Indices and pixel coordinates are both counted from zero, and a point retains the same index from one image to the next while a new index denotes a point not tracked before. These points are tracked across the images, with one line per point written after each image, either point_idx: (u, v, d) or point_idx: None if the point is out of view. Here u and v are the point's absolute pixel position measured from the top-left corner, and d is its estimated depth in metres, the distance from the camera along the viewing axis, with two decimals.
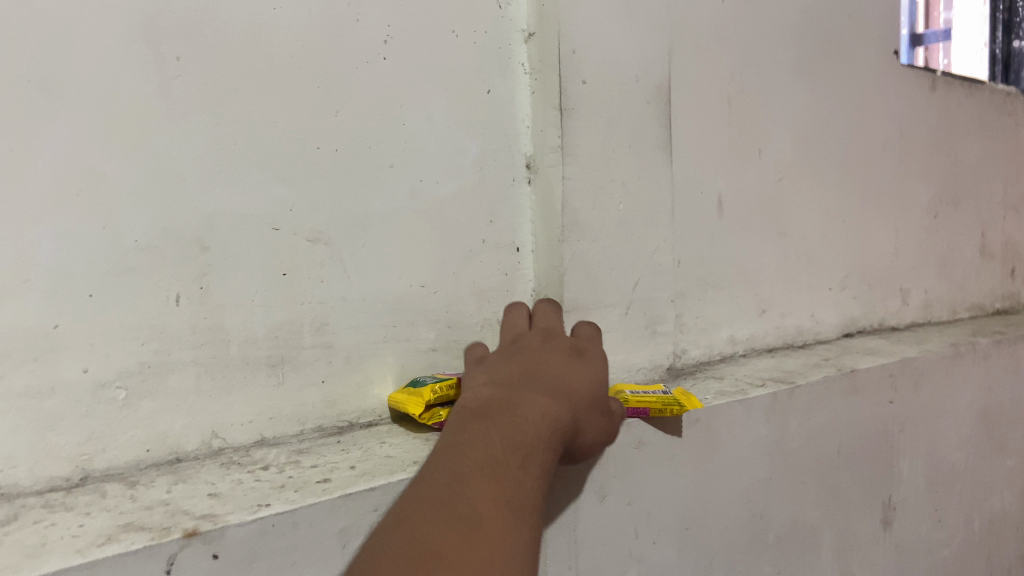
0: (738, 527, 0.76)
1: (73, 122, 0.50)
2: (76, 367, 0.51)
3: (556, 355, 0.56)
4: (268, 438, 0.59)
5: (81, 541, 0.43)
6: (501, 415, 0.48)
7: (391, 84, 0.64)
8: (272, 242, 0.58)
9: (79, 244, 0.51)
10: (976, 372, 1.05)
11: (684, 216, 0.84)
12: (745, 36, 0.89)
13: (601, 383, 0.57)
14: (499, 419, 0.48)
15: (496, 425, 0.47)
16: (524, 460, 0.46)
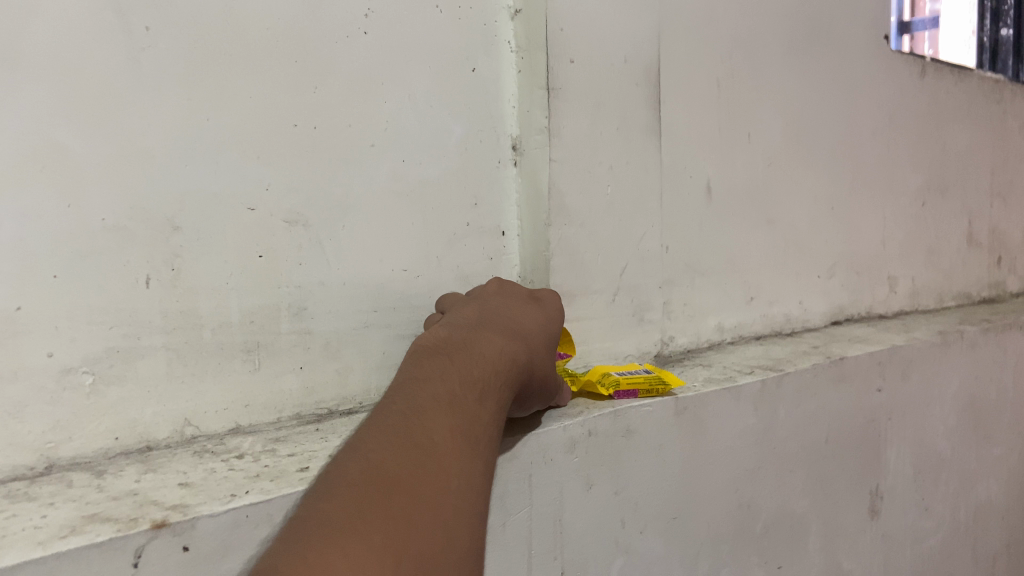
0: (726, 517, 0.75)
1: (35, 95, 0.48)
2: (41, 352, 0.49)
3: (512, 309, 0.58)
4: (243, 426, 0.57)
5: (42, 533, 0.41)
6: (459, 353, 0.49)
7: (372, 61, 0.62)
8: (248, 224, 0.56)
9: (43, 223, 0.49)
10: (963, 361, 1.05)
11: (672, 201, 0.83)
12: (736, 18, 0.87)
13: (553, 337, 0.59)
14: (457, 356, 0.49)
15: (454, 361, 0.48)
16: (481, 395, 0.47)
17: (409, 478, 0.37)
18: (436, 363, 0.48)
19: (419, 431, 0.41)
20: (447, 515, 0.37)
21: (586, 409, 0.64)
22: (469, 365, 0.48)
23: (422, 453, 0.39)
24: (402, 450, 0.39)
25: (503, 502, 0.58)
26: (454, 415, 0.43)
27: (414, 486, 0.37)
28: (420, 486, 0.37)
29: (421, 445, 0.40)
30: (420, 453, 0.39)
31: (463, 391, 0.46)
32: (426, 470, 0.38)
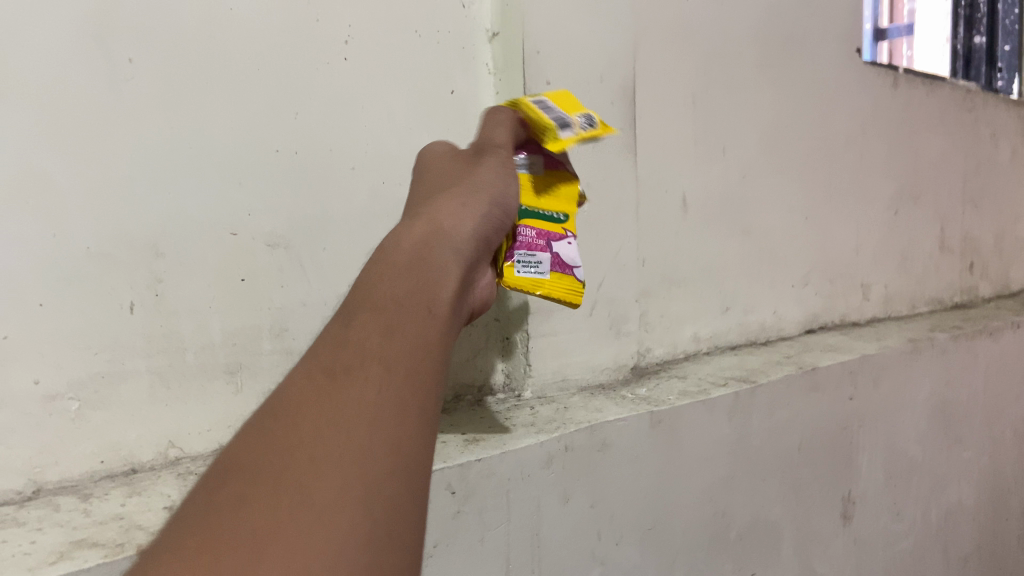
0: (701, 525, 0.77)
1: (20, 129, 0.49)
2: (26, 379, 0.50)
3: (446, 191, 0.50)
4: (227, 447, 0.58)
5: (31, 559, 0.42)
6: (405, 270, 0.42)
7: (351, 84, 0.63)
8: (229, 248, 0.57)
9: (28, 252, 0.50)
10: (934, 367, 1.07)
11: (647, 214, 0.84)
12: (711, 34, 0.89)
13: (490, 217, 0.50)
14: (399, 273, 0.42)
15: (392, 281, 0.41)
16: (431, 319, 0.41)
17: (331, 454, 0.32)
18: (376, 286, 0.41)
19: (346, 392, 0.35)
20: (390, 482, 0.33)
21: (563, 424, 0.66)
22: (413, 286, 0.41)
23: (346, 415, 0.34)
24: (326, 423, 0.34)
25: (482, 517, 0.59)
26: (397, 355, 0.37)
27: (341, 459, 0.32)
28: (344, 459, 0.32)
29: (351, 407, 0.34)
30: (340, 417, 0.34)
31: (407, 318, 0.40)
32: (353, 441, 0.33)
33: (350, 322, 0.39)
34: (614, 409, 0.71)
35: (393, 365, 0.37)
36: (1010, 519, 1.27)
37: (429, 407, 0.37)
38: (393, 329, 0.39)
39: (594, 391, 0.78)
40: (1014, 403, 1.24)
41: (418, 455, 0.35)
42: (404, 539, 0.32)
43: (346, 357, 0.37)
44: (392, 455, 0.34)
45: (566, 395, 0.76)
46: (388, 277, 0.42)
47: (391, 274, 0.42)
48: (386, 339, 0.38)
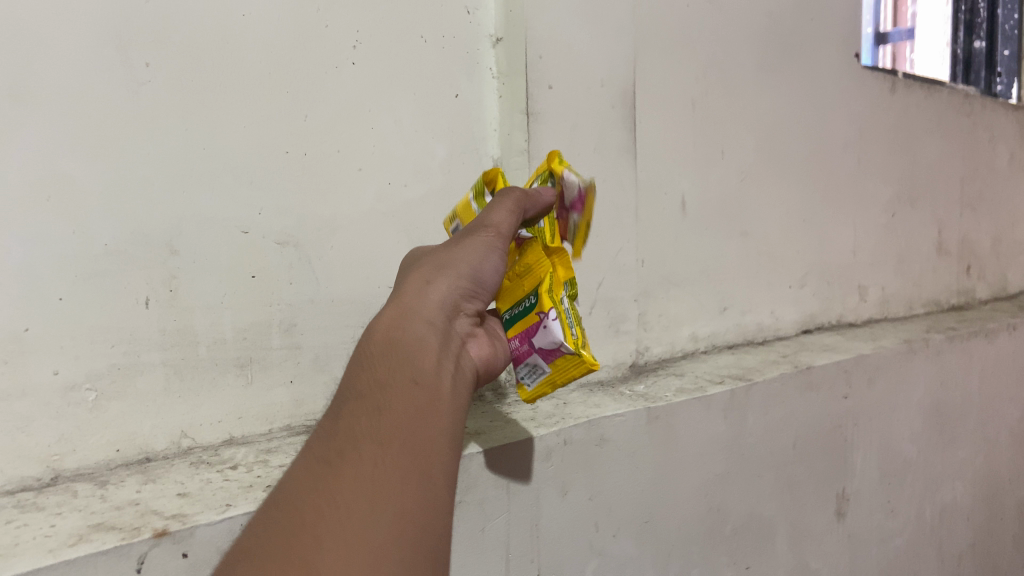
0: (696, 520, 0.78)
1: (42, 130, 0.51)
2: (46, 370, 0.52)
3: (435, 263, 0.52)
4: (237, 437, 0.61)
5: (52, 541, 0.44)
6: (384, 358, 0.45)
7: (359, 88, 0.65)
8: (240, 245, 0.59)
9: (48, 248, 0.52)
10: (928, 368, 1.09)
11: (647, 216, 0.86)
12: (710, 39, 0.91)
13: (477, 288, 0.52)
14: (379, 360, 0.45)
15: (375, 369, 0.44)
16: (416, 394, 0.44)
17: (333, 526, 0.35)
18: (360, 378, 0.44)
19: (344, 470, 0.38)
20: (391, 548, 0.36)
21: (562, 419, 0.68)
22: (397, 365, 0.45)
23: (347, 489, 0.37)
24: (329, 501, 0.37)
25: (482, 508, 0.61)
26: (388, 430, 0.41)
27: (343, 530, 0.35)
28: (347, 532, 0.36)
29: (350, 484, 0.38)
30: (345, 486, 0.38)
31: (392, 399, 0.43)
32: (356, 513, 0.36)
33: (340, 412, 0.43)
34: (612, 405, 0.73)
35: (386, 441, 0.40)
36: (1004, 518, 1.28)
37: (425, 475, 0.40)
38: (381, 409, 0.42)
39: (593, 388, 0.80)
40: (1009, 404, 1.26)
41: (418, 518, 0.38)
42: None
43: (339, 442, 0.40)
44: (391, 522, 0.37)
45: (566, 391, 0.78)
46: (372, 366, 0.45)
47: (373, 362, 0.45)
48: (376, 419, 0.42)
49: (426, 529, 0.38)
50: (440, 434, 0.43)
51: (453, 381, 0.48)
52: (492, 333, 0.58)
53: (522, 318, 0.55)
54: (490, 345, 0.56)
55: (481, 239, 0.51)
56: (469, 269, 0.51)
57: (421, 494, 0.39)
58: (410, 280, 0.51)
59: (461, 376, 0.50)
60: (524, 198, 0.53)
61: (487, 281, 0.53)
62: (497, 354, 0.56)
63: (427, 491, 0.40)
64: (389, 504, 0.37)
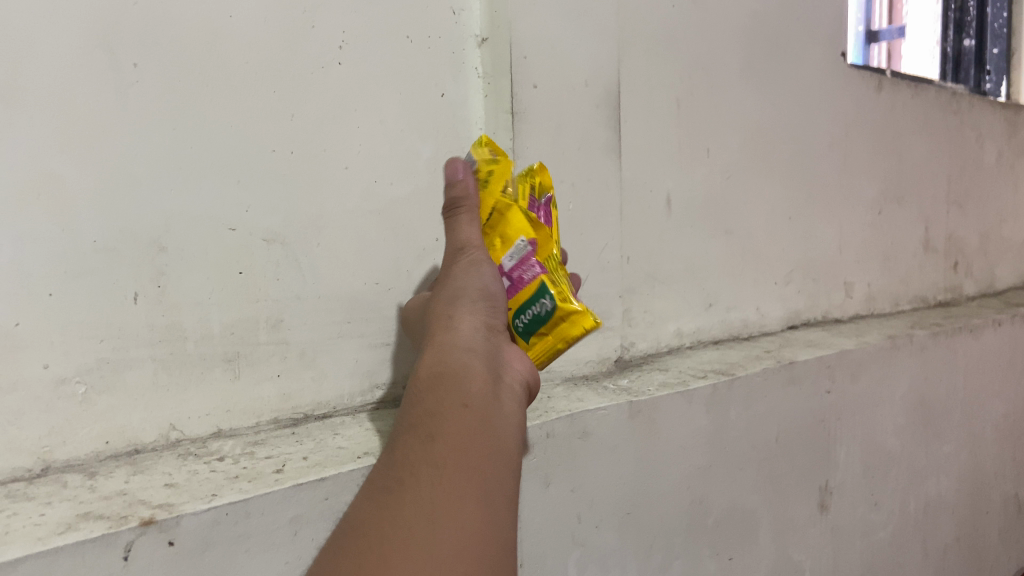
0: (678, 512, 0.80)
1: (32, 129, 0.52)
2: (37, 364, 0.53)
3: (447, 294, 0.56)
4: (224, 430, 0.62)
5: (42, 529, 0.45)
6: (431, 392, 0.47)
7: (345, 89, 0.66)
8: (227, 242, 0.61)
9: (37, 245, 0.53)
10: (913, 363, 1.11)
11: (632, 213, 0.88)
12: (695, 39, 0.92)
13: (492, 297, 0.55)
14: (427, 393, 0.47)
15: (424, 402, 0.47)
16: (465, 415, 0.45)
17: (398, 545, 0.38)
18: (413, 411, 0.47)
19: (404, 496, 0.40)
20: (460, 561, 0.38)
21: (544, 413, 0.69)
22: (443, 396, 0.47)
23: (407, 512, 0.39)
24: (392, 524, 0.39)
25: None
26: (441, 454, 0.43)
27: (409, 550, 0.37)
28: (413, 550, 0.38)
29: (410, 508, 0.40)
30: (407, 511, 0.40)
31: (444, 425, 0.45)
32: (418, 531, 0.38)
33: (397, 447, 0.45)
34: (594, 399, 0.74)
35: (442, 465, 0.42)
36: (989, 512, 1.30)
37: (483, 491, 0.42)
38: (433, 436, 0.44)
39: (578, 383, 0.81)
40: (994, 400, 1.27)
41: (481, 531, 0.40)
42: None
43: (398, 471, 0.42)
44: (454, 531, 0.39)
45: (550, 386, 0.79)
46: (421, 400, 0.47)
47: (422, 396, 0.47)
48: (430, 446, 0.44)
49: (490, 541, 0.40)
50: (495, 451, 0.45)
51: (504, 398, 0.49)
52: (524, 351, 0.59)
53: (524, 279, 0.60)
54: (530, 359, 0.57)
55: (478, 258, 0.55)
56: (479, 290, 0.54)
57: (481, 509, 0.41)
58: (435, 324, 0.54)
59: (512, 392, 0.51)
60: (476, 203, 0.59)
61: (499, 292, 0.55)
62: (539, 367, 0.57)
63: (488, 507, 0.42)
64: (452, 518, 0.39)
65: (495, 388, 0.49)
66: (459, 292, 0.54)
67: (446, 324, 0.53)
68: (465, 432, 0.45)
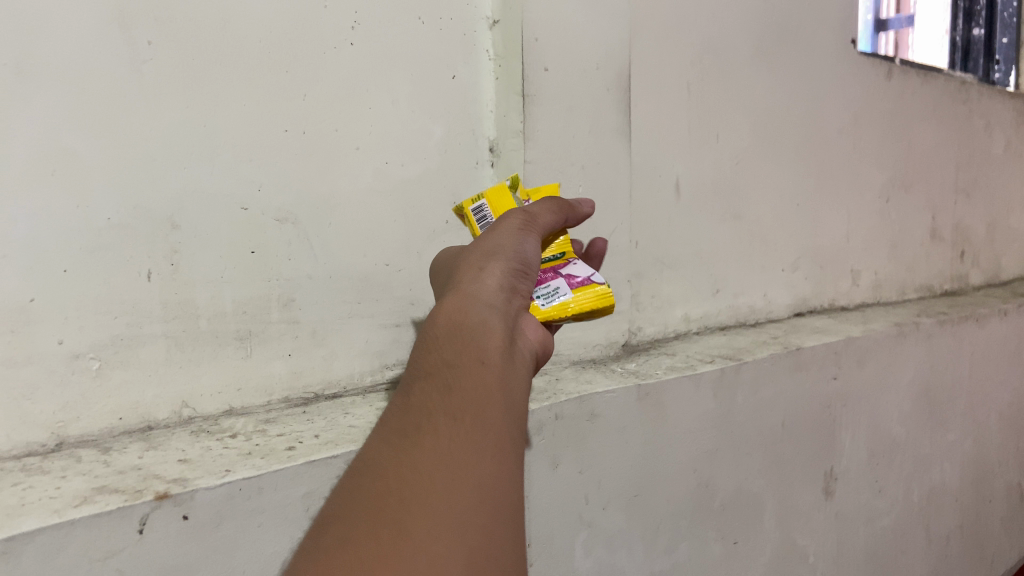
0: (685, 495, 0.80)
1: (48, 104, 0.52)
2: (52, 339, 0.54)
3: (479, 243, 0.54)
4: (236, 408, 0.62)
5: (58, 502, 0.46)
6: (448, 341, 0.46)
7: (357, 69, 0.66)
8: (240, 221, 0.61)
9: (53, 220, 0.53)
10: (919, 351, 1.11)
11: (641, 198, 0.87)
12: (706, 24, 0.92)
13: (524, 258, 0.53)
14: (444, 343, 0.46)
15: (441, 351, 0.45)
16: (483, 372, 0.44)
17: (417, 497, 0.37)
18: (429, 359, 0.45)
19: (422, 445, 0.40)
20: (477, 516, 0.37)
21: (552, 395, 0.70)
22: (461, 348, 0.45)
23: (428, 461, 0.39)
24: (410, 472, 0.38)
25: None
26: (460, 406, 0.42)
27: (430, 498, 0.37)
28: (431, 500, 0.37)
29: (429, 457, 0.39)
30: (425, 459, 0.39)
31: (462, 376, 0.44)
32: (439, 482, 0.38)
33: (412, 391, 0.44)
34: (603, 381, 0.75)
35: (459, 416, 0.41)
36: (992, 501, 1.30)
37: (499, 445, 0.41)
38: (451, 387, 0.43)
39: (586, 366, 0.81)
40: (1000, 389, 1.28)
41: (495, 491, 0.39)
42: (501, 558, 0.37)
43: (413, 417, 0.42)
44: (471, 487, 0.38)
45: (559, 368, 0.79)
46: (438, 347, 0.46)
47: (440, 343, 0.46)
48: (447, 397, 0.43)
49: (506, 499, 0.39)
50: (510, 410, 0.44)
51: (516, 364, 0.48)
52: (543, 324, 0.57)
53: (541, 261, 0.59)
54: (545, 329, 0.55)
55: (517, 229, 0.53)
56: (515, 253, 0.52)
57: (498, 466, 0.40)
58: (464, 268, 0.52)
59: (525, 356, 0.50)
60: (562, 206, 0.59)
61: (532, 263, 0.53)
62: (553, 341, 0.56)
63: (504, 463, 0.41)
64: (469, 474, 0.39)
65: (509, 353, 0.47)
66: (495, 246, 0.52)
67: (474, 274, 0.51)
68: (484, 387, 0.43)
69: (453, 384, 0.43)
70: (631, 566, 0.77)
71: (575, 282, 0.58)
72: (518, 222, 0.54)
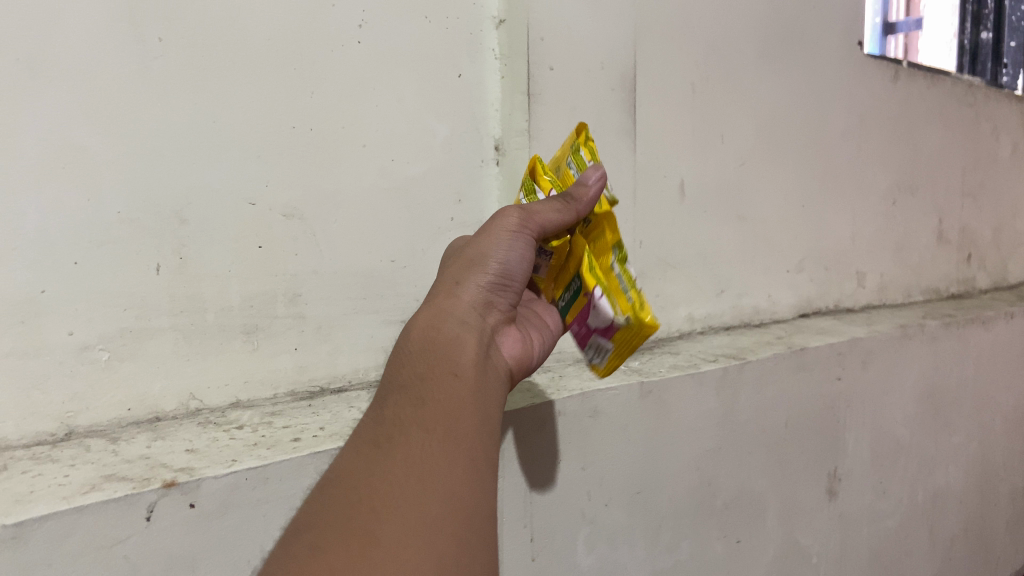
0: (687, 493, 0.81)
1: (60, 100, 0.53)
2: (62, 330, 0.54)
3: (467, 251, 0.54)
4: (243, 400, 0.63)
5: (66, 489, 0.47)
6: (422, 355, 0.48)
7: (364, 68, 0.67)
8: (247, 216, 0.62)
9: (64, 213, 0.54)
10: (923, 353, 1.11)
11: (646, 197, 0.88)
12: (712, 26, 0.92)
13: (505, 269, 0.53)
14: (419, 356, 0.48)
15: (414, 365, 0.47)
16: (457, 385, 0.46)
17: (388, 503, 0.39)
18: (404, 372, 0.48)
19: (393, 453, 0.41)
20: (445, 523, 0.39)
21: (556, 391, 0.70)
22: (434, 361, 0.47)
23: (398, 469, 0.40)
24: (382, 479, 0.40)
25: None
26: (431, 416, 0.44)
27: (399, 506, 0.39)
28: (402, 506, 0.39)
29: (400, 464, 0.41)
30: (396, 466, 0.41)
31: (434, 388, 0.46)
32: (410, 489, 0.39)
33: (387, 402, 0.46)
34: (606, 379, 0.75)
35: (432, 428, 0.43)
36: (997, 504, 1.30)
37: (469, 455, 0.43)
38: (424, 399, 0.45)
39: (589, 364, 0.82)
40: (1005, 392, 1.27)
41: (463, 498, 0.41)
42: (468, 564, 0.39)
43: (387, 427, 0.43)
44: (440, 495, 0.40)
45: (562, 366, 0.80)
46: (414, 360, 0.48)
47: (413, 357, 0.48)
48: (419, 409, 0.44)
49: (474, 506, 0.41)
50: (481, 422, 0.46)
51: (490, 376, 0.50)
52: (526, 328, 0.59)
53: (576, 296, 0.54)
54: (526, 342, 0.58)
55: (510, 231, 0.51)
56: (498, 264, 0.52)
57: (467, 475, 0.42)
58: (445, 280, 0.54)
59: (499, 368, 0.53)
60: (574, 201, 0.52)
61: (518, 272, 0.54)
62: (533, 349, 0.58)
63: (472, 472, 0.43)
64: (438, 484, 0.40)
65: (484, 365, 0.50)
66: (476, 260, 0.52)
67: (450, 289, 0.53)
68: (456, 400, 0.45)
69: (425, 395, 0.45)
70: (633, 563, 0.77)
71: (602, 325, 0.53)
72: (509, 227, 0.51)
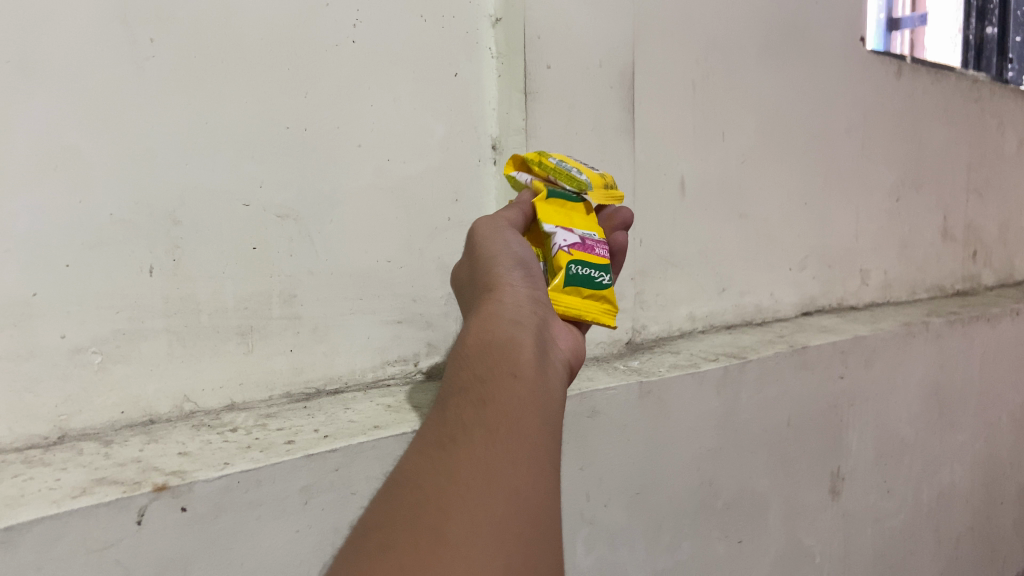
0: (688, 493, 0.80)
1: (51, 101, 0.53)
2: (54, 333, 0.54)
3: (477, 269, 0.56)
4: (237, 402, 0.63)
5: (57, 493, 0.46)
6: (479, 358, 0.46)
7: (358, 67, 0.66)
8: (240, 216, 0.61)
9: (57, 216, 0.54)
10: (928, 351, 1.10)
11: (645, 195, 0.87)
12: (712, 22, 0.92)
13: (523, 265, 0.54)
14: (475, 360, 0.46)
15: (472, 367, 0.45)
16: (516, 386, 0.44)
17: (454, 502, 0.36)
18: (462, 376, 0.45)
19: (458, 453, 0.39)
20: (513, 523, 0.37)
21: None
22: (492, 363, 0.46)
23: (464, 469, 0.38)
24: (447, 478, 0.38)
25: None
26: (492, 419, 0.42)
27: (466, 505, 0.36)
28: (468, 505, 0.36)
29: (464, 464, 0.39)
30: (461, 467, 0.38)
31: (496, 390, 0.44)
32: (476, 488, 0.37)
33: (446, 405, 0.44)
34: (605, 379, 0.74)
35: (494, 429, 0.41)
36: (1004, 503, 1.29)
37: (533, 456, 0.41)
38: (485, 401, 0.43)
39: (589, 364, 0.81)
40: (1012, 390, 1.26)
41: (530, 500, 0.39)
42: (536, 566, 0.36)
43: (449, 429, 0.41)
44: (505, 496, 0.38)
45: None
46: (470, 365, 0.46)
47: (470, 362, 0.46)
48: (481, 410, 0.42)
49: (540, 510, 0.39)
50: (544, 425, 0.44)
51: (551, 375, 0.48)
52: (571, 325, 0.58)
53: None
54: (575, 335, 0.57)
55: (500, 227, 0.56)
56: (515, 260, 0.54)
57: (532, 477, 0.40)
58: (483, 290, 0.53)
59: (558, 369, 0.51)
60: (525, 182, 0.59)
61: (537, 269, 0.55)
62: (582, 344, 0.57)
63: (537, 475, 0.40)
64: (504, 484, 0.38)
65: (543, 364, 0.48)
66: (495, 259, 0.54)
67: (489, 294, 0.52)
68: (519, 401, 0.43)
69: (488, 396, 0.43)
70: (633, 564, 0.77)
71: None
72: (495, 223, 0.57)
